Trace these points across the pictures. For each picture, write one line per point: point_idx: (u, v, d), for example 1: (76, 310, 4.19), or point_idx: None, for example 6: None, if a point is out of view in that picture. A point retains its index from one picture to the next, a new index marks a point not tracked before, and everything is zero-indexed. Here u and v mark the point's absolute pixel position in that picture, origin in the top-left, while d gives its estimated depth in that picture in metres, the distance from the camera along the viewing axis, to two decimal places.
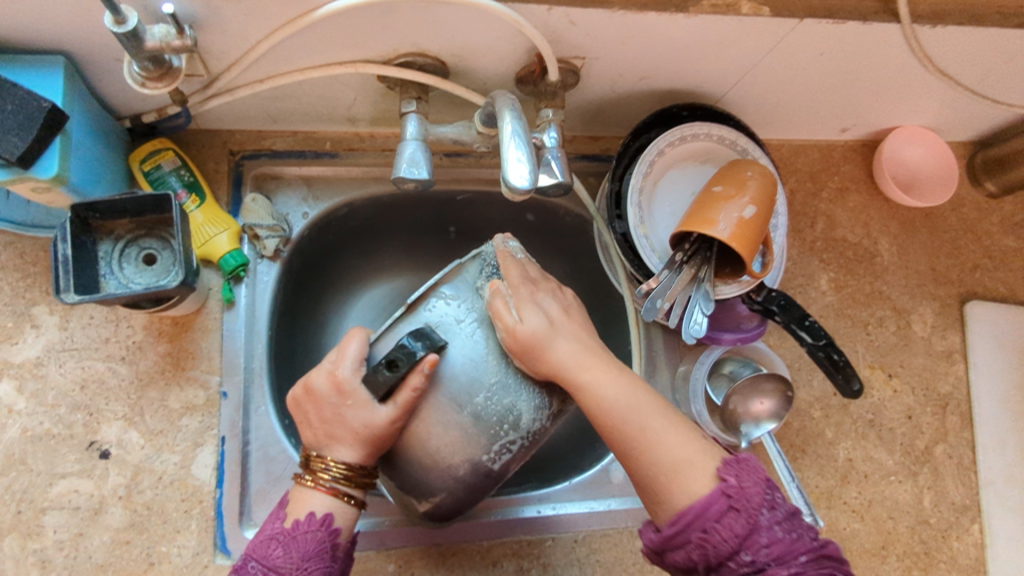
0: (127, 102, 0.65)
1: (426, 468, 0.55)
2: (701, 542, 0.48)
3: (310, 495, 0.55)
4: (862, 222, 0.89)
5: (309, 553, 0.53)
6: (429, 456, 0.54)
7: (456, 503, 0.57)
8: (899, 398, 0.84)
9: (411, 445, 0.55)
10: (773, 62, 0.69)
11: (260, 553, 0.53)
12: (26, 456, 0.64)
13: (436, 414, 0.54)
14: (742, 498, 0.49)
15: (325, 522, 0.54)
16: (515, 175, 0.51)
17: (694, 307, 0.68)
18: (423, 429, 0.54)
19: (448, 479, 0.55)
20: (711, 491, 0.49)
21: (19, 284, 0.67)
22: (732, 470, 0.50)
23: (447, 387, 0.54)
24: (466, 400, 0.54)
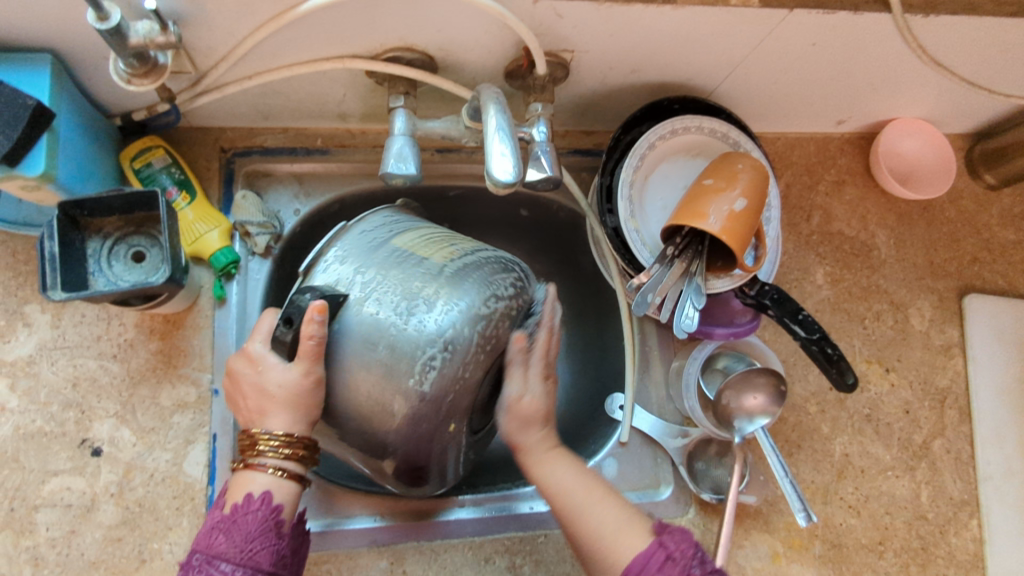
0: (116, 100, 0.65)
1: (369, 417, 0.50)
2: None
3: (251, 475, 0.52)
4: (859, 216, 0.88)
5: (252, 534, 0.50)
6: (364, 401, 0.50)
7: (412, 451, 0.52)
8: (896, 392, 0.83)
9: (337, 398, 0.51)
10: (764, 54, 0.68)
11: (202, 544, 0.49)
12: (18, 454, 0.64)
13: (355, 357, 0.50)
14: (679, 551, 0.51)
15: (263, 499, 0.51)
16: (499, 168, 0.51)
17: (686, 301, 0.67)
18: (342, 380, 0.50)
19: (386, 424, 0.50)
20: (648, 545, 0.52)
21: (11, 283, 0.68)
22: (666, 529, 0.53)
23: (357, 331, 0.49)
24: (376, 336, 0.49)
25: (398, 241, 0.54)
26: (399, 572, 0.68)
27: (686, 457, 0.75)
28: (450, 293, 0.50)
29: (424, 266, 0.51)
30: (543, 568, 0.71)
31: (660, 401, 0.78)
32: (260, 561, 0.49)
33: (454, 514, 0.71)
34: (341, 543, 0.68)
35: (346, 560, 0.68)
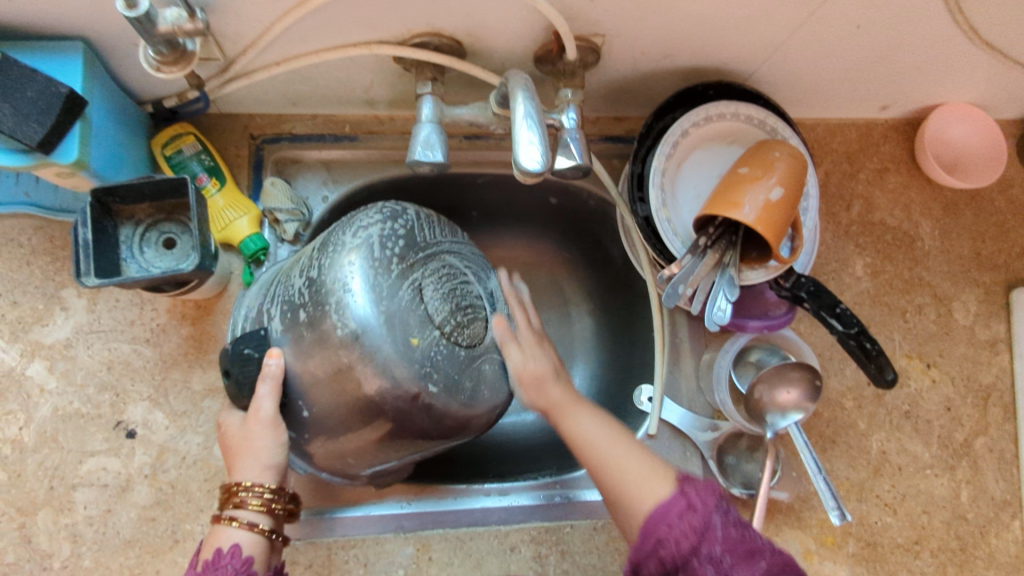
0: (147, 87, 0.66)
1: (342, 394, 0.52)
2: (663, 547, 0.48)
3: (223, 529, 0.53)
4: (902, 205, 0.85)
5: None
6: (328, 385, 0.53)
7: (406, 386, 0.52)
8: (937, 388, 0.81)
9: (311, 398, 0.54)
10: (806, 37, 0.66)
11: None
12: (57, 435, 0.66)
13: (296, 354, 0.54)
14: (699, 499, 0.49)
15: (231, 555, 0.51)
16: (526, 157, 0.49)
17: (718, 294, 0.65)
18: (302, 381, 0.54)
19: (356, 374, 0.51)
20: (671, 496, 0.50)
21: (49, 268, 0.69)
22: (690, 482, 0.50)
23: (286, 337, 0.54)
24: (297, 325, 0.53)
25: (298, 255, 0.61)
26: (425, 559, 0.69)
27: (715, 451, 0.74)
28: (335, 247, 0.54)
29: (312, 251, 0.57)
30: (568, 559, 0.71)
31: (690, 394, 0.76)
32: None
33: (481, 503, 0.71)
34: (367, 528, 0.69)
35: (372, 545, 0.68)
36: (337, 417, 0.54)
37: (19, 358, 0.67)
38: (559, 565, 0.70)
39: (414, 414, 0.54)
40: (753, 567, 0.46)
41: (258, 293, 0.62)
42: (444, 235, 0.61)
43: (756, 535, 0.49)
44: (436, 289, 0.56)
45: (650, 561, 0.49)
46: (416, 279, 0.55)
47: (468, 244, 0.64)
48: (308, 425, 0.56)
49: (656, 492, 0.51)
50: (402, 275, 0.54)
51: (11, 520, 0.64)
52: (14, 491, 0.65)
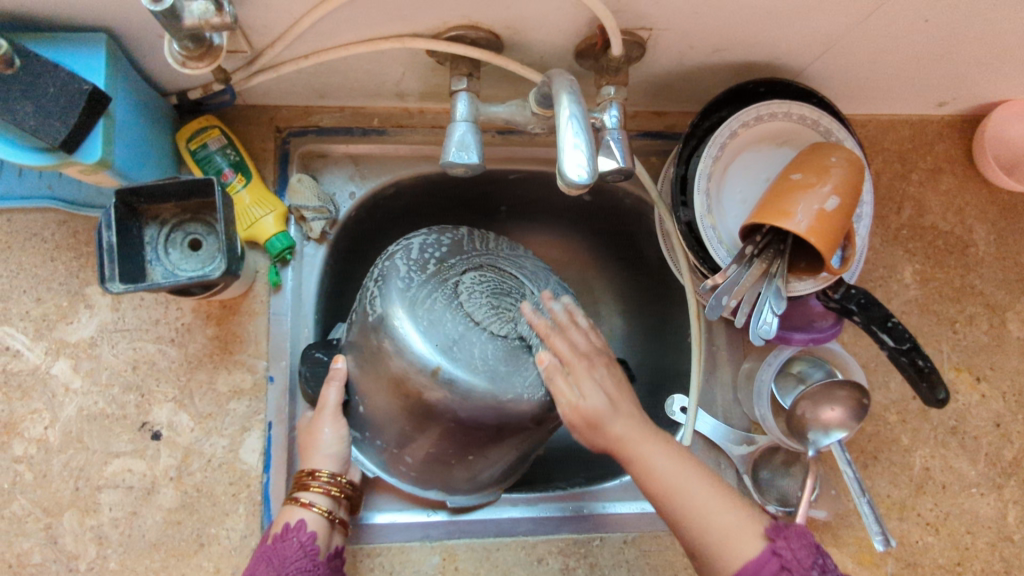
0: (171, 79, 0.63)
1: (383, 383, 0.60)
2: None
3: (292, 508, 0.60)
4: (956, 209, 0.80)
5: (290, 559, 0.57)
6: (374, 375, 0.61)
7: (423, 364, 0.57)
8: (987, 404, 0.77)
9: (369, 394, 0.62)
10: (868, 31, 0.61)
11: (249, 570, 0.57)
12: (83, 435, 0.65)
13: (352, 357, 0.63)
14: (795, 560, 0.49)
15: (298, 528, 0.58)
16: (574, 164, 0.46)
17: (764, 306, 0.62)
18: (360, 383, 0.63)
19: (386, 359, 0.59)
20: (761, 552, 0.49)
21: (72, 264, 0.68)
22: (782, 533, 0.50)
23: (349, 344, 0.64)
24: (354, 329, 0.63)
25: None
26: (451, 569, 0.67)
27: (750, 466, 0.71)
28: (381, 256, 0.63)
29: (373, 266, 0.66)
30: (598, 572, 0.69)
31: (727, 405, 0.73)
32: None
33: (507, 513, 0.71)
34: (393, 536, 0.68)
35: (398, 553, 0.67)
36: (391, 408, 0.61)
37: (44, 356, 0.66)
38: None
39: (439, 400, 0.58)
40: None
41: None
42: (496, 249, 0.68)
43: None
44: (473, 287, 0.61)
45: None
46: (455, 279, 0.61)
47: (531, 256, 0.69)
48: (372, 414, 0.63)
49: (739, 550, 0.50)
50: (436, 274, 0.61)
51: (37, 520, 0.64)
52: (41, 491, 0.64)
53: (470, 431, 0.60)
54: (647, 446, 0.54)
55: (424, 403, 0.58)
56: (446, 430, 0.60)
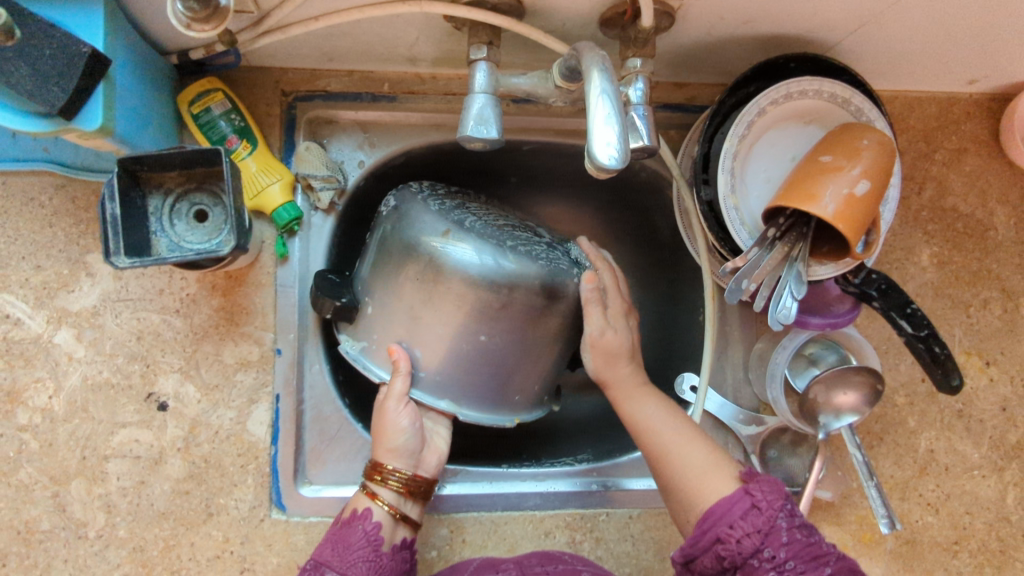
0: (173, 38, 0.60)
1: (395, 265, 0.61)
2: (721, 543, 0.50)
3: (362, 496, 0.61)
4: (978, 191, 0.78)
5: (354, 547, 0.57)
6: (386, 267, 0.62)
7: (434, 229, 0.60)
8: (995, 387, 0.77)
9: (377, 290, 0.62)
10: (909, 5, 0.58)
11: (316, 552, 0.58)
12: (88, 405, 0.64)
13: (366, 267, 0.64)
14: (765, 501, 0.51)
15: (364, 515, 0.59)
16: (604, 143, 0.43)
17: (784, 291, 0.61)
18: (374, 288, 0.62)
19: (401, 234, 0.61)
20: (734, 493, 0.52)
21: (72, 230, 0.65)
22: (754, 478, 0.53)
23: (363, 266, 0.65)
24: (370, 249, 0.64)
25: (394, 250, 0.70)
26: (459, 541, 0.68)
27: (758, 446, 0.71)
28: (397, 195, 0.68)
29: None
30: (603, 546, 0.70)
31: (736, 384, 0.73)
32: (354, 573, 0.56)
33: (517, 488, 0.70)
34: None
35: None
36: (400, 292, 0.61)
37: (46, 325, 0.65)
38: (593, 552, 0.69)
39: (450, 260, 0.59)
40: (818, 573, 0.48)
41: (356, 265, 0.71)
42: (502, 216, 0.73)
43: (817, 536, 0.51)
44: (480, 209, 0.67)
45: (708, 551, 0.51)
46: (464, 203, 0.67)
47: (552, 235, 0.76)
48: (381, 312, 0.62)
49: (715, 488, 0.54)
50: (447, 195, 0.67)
51: (44, 489, 0.63)
52: (47, 460, 0.64)
53: (481, 299, 0.59)
54: (638, 400, 0.62)
55: (437, 269, 0.59)
56: (459, 303, 0.59)
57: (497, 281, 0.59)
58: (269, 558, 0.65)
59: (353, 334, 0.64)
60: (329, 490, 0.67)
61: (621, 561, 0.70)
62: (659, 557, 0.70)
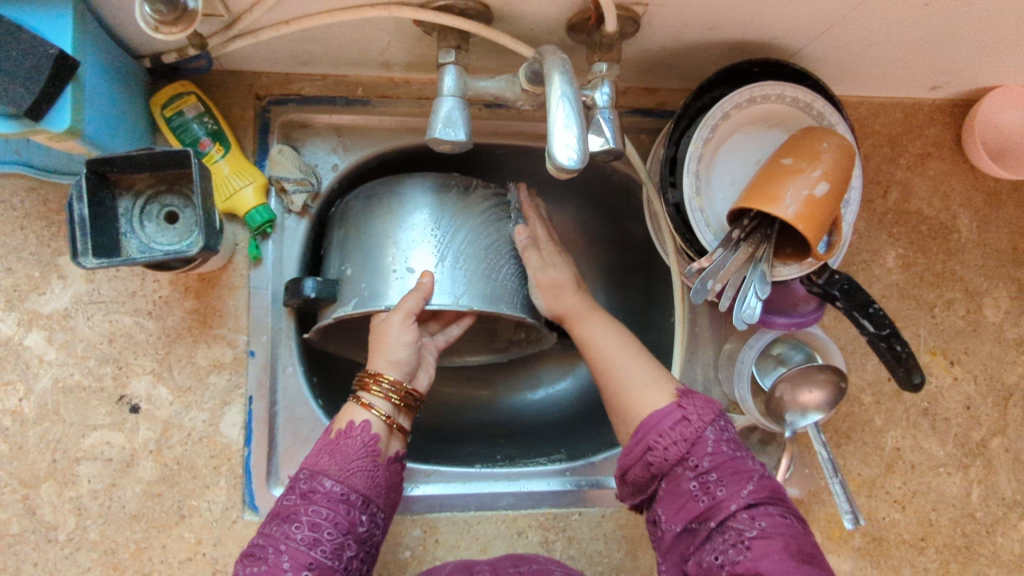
0: (144, 42, 0.60)
1: (362, 221, 0.65)
2: (651, 452, 0.53)
3: (354, 408, 0.60)
4: (941, 194, 0.80)
5: (352, 456, 0.57)
6: (353, 232, 0.65)
7: (383, 179, 0.66)
8: (959, 387, 0.79)
9: (351, 251, 0.64)
10: (867, 13, 0.60)
11: (310, 461, 0.57)
12: (59, 407, 0.64)
13: (336, 257, 0.66)
14: (693, 412, 0.53)
15: (363, 427, 0.58)
16: (563, 145, 0.44)
17: (749, 291, 0.62)
18: (349, 258, 0.64)
19: (360, 198, 0.66)
20: (666, 406, 0.55)
21: (44, 233, 0.66)
22: (688, 395, 0.55)
23: (333, 260, 0.66)
24: (334, 244, 0.67)
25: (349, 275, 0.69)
26: (432, 542, 0.68)
27: None
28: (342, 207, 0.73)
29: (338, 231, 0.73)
30: (575, 545, 0.70)
31: (707, 384, 0.74)
32: (354, 484, 0.56)
33: (490, 489, 0.71)
34: None
35: None
36: (374, 233, 0.64)
37: (16, 327, 0.65)
38: (566, 551, 0.70)
39: (405, 188, 0.64)
40: (740, 486, 0.51)
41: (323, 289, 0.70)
42: None
43: (743, 453, 0.53)
44: None
45: (639, 461, 0.54)
46: None
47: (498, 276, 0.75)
48: (360, 264, 0.63)
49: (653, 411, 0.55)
50: None
51: (14, 492, 0.63)
52: (16, 463, 0.63)
53: (442, 201, 0.64)
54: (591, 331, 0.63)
55: (398, 197, 0.64)
56: (424, 210, 0.64)
57: (447, 188, 0.65)
58: None
59: (340, 303, 0.64)
60: None
61: (594, 560, 0.70)
62: (631, 556, 0.71)
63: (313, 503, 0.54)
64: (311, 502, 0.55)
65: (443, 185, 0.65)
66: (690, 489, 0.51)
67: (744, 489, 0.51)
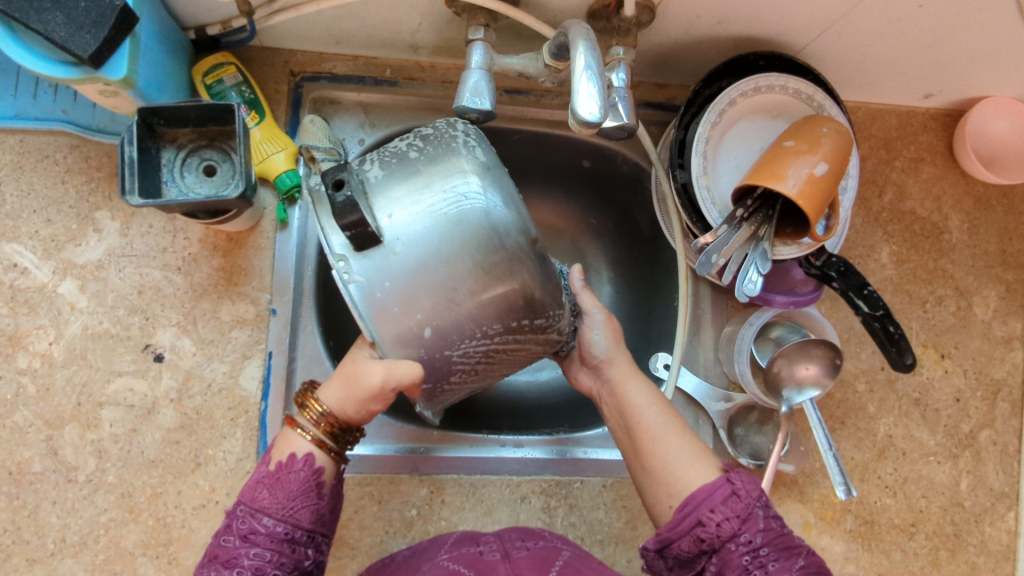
0: (193, 13, 0.65)
1: (451, 234, 0.48)
2: (702, 526, 0.53)
3: (293, 436, 0.57)
4: (933, 196, 0.85)
5: (294, 493, 0.55)
6: (437, 214, 0.48)
7: (524, 228, 0.51)
8: (949, 379, 0.82)
9: (415, 236, 0.48)
10: (865, 12, 0.65)
11: (249, 496, 0.55)
12: (86, 352, 0.67)
13: (397, 190, 0.48)
14: (745, 490, 0.53)
15: (306, 461, 0.56)
16: (584, 108, 0.49)
17: (750, 267, 0.66)
18: (402, 230, 0.48)
19: (463, 216, 0.48)
20: (716, 479, 0.54)
21: (83, 188, 0.69)
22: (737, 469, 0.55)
23: (388, 180, 0.49)
24: (399, 166, 0.50)
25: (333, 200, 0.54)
26: (438, 502, 0.71)
27: (727, 422, 0.75)
28: None
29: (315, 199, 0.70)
30: (576, 513, 0.72)
31: (708, 364, 0.77)
32: (300, 518, 0.54)
33: (497, 453, 0.73)
34: (382, 468, 0.70)
35: (389, 484, 0.70)
36: (456, 261, 0.48)
37: (51, 275, 0.68)
38: (567, 518, 0.72)
39: (522, 266, 0.50)
40: (791, 562, 0.52)
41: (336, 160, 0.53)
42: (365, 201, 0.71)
43: (787, 528, 0.54)
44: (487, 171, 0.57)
45: (687, 533, 0.53)
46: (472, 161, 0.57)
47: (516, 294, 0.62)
48: (410, 260, 0.47)
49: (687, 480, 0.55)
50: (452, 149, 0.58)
51: (38, 432, 0.66)
52: (43, 404, 0.66)
53: (515, 309, 0.50)
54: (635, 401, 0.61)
55: (497, 272, 0.49)
56: (499, 305, 0.50)
57: (538, 312, 0.52)
58: None
59: (341, 247, 0.48)
60: None
61: (594, 529, 0.73)
62: (630, 525, 0.73)
63: (253, 546, 0.52)
64: (252, 544, 0.53)
65: (539, 304, 0.52)
66: (743, 563, 0.51)
67: (794, 565, 0.52)
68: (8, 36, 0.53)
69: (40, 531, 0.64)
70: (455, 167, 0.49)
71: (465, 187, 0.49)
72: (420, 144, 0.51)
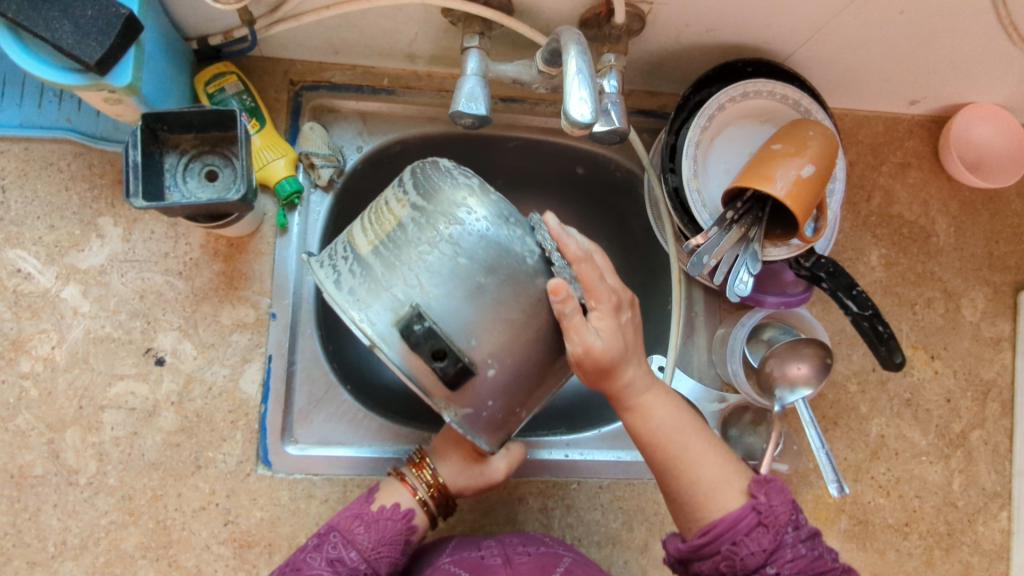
0: (196, 23, 0.67)
1: (524, 335, 0.51)
2: (726, 557, 0.53)
3: (399, 486, 0.64)
4: (920, 201, 0.86)
5: (386, 539, 0.61)
6: (504, 324, 0.50)
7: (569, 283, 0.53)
8: (939, 380, 0.83)
9: (496, 355, 0.50)
10: (848, 20, 0.67)
11: (342, 526, 0.61)
12: (89, 356, 0.68)
13: (457, 312, 0.49)
14: (772, 516, 0.54)
15: (405, 515, 0.62)
16: (577, 110, 0.50)
17: (741, 267, 0.67)
18: (483, 349, 0.50)
19: (526, 305, 0.51)
20: (742, 507, 0.55)
21: (87, 195, 0.70)
22: (763, 489, 0.55)
23: (441, 303, 0.49)
24: (444, 282, 0.49)
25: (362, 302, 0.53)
26: None
27: (720, 422, 0.76)
28: (402, 191, 0.53)
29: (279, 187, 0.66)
30: (573, 513, 0.73)
31: (702, 366, 0.78)
32: (379, 566, 0.60)
33: None
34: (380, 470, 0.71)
35: None
36: (533, 348, 0.52)
37: (54, 280, 0.69)
38: (564, 519, 0.73)
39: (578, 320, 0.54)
40: None
41: (362, 275, 0.51)
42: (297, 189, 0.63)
43: (818, 549, 0.55)
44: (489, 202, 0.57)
45: (710, 558, 0.54)
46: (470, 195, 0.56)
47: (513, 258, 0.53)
48: (496, 369, 0.51)
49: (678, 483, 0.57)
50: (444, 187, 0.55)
51: (40, 435, 0.66)
52: (45, 407, 0.67)
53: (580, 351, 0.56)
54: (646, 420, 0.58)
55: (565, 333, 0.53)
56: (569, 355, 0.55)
57: None
58: (253, 511, 0.67)
59: (434, 385, 0.50)
60: (314, 449, 0.70)
61: (591, 530, 0.73)
62: (626, 526, 0.73)
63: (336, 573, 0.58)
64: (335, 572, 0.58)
65: None
66: None
67: None
68: (16, 44, 0.55)
69: (42, 533, 0.65)
70: (519, 271, 0.50)
71: (534, 288, 0.51)
72: (445, 243, 0.50)
